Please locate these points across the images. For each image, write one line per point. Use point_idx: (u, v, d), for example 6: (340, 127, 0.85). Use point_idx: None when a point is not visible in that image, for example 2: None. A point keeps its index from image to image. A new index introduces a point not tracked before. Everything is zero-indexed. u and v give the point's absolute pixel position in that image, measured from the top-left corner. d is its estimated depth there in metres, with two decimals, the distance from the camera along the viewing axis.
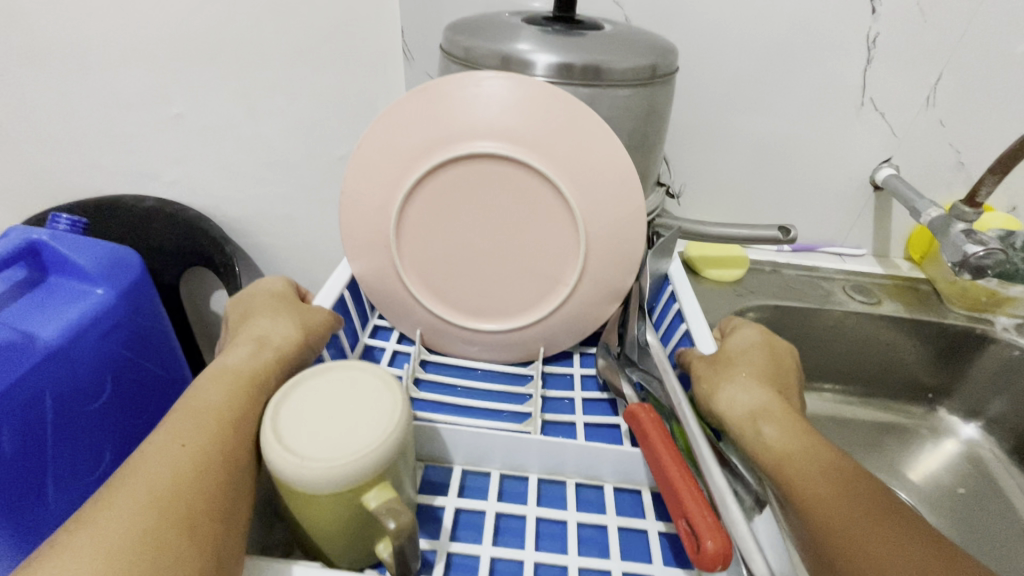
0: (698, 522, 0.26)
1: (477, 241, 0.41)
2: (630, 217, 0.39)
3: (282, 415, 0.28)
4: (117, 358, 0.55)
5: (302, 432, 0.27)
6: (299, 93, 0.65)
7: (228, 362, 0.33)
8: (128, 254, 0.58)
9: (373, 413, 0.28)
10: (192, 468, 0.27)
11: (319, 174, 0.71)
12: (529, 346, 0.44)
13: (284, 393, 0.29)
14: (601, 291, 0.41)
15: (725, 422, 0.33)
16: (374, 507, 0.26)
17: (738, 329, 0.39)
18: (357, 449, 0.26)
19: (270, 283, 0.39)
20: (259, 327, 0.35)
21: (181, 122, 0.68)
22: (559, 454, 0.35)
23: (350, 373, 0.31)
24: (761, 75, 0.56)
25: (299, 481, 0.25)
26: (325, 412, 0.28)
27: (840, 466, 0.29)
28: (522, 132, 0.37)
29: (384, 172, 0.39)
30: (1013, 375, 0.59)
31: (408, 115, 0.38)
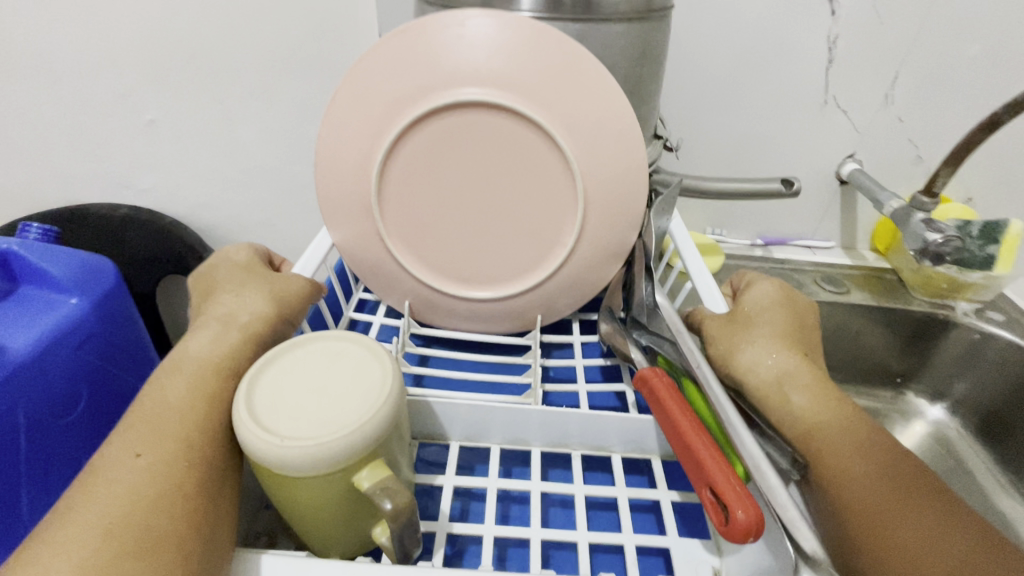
0: (729, 496, 0.24)
1: (467, 200, 0.37)
2: (631, 170, 0.36)
3: (257, 391, 0.25)
4: (93, 370, 0.50)
5: (279, 410, 0.24)
6: (277, 96, 0.61)
7: (189, 349, 0.28)
8: (102, 263, 0.53)
9: (359, 387, 0.25)
10: (168, 463, 0.23)
11: (303, 179, 0.68)
12: (526, 315, 0.41)
13: (261, 368, 0.26)
14: (602, 251, 0.38)
15: (745, 385, 0.30)
16: (366, 488, 0.24)
17: (754, 282, 0.36)
18: (341, 429, 0.23)
19: (234, 253, 0.35)
20: (225, 301, 0.31)
21: (154, 130, 0.64)
22: (563, 424, 0.32)
23: (334, 344, 0.28)
24: (730, 84, 0.56)
25: (280, 465, 0.23)
26: (308, 389, 0.25)
27: (867, 440, 0.27)
28: (513, 76, 0.34)
29: (362, 127, 0.35)
30: (976, 358, 0.60)
31: (387, 61, 0.34)
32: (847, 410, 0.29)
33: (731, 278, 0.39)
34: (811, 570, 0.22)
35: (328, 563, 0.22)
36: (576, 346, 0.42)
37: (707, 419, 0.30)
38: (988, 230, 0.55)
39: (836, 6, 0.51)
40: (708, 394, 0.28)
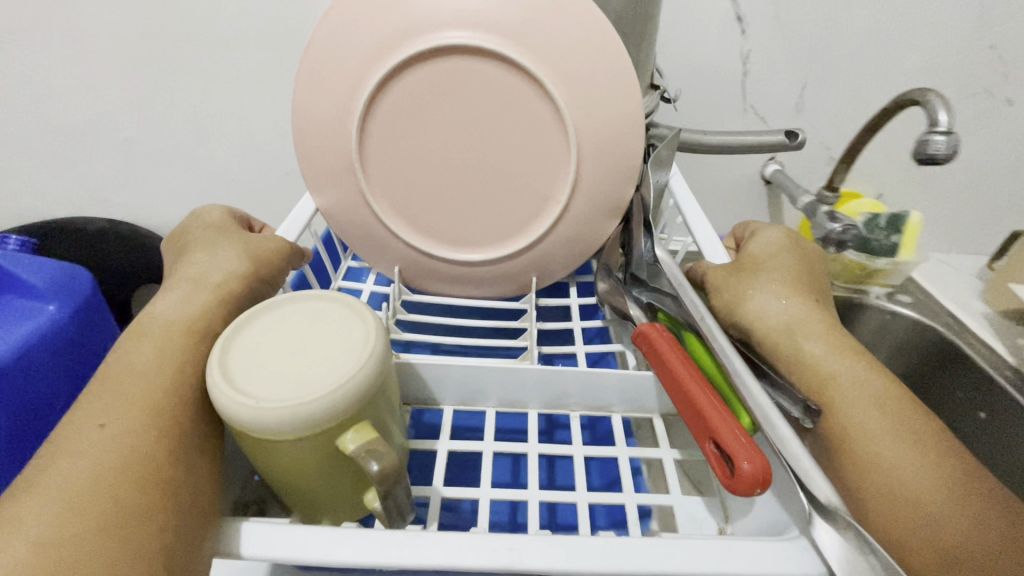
0: (735, 448, 0.23)
1: (455, 156, 0.35)
2: (628, 118, 0.34)
3: (233, 353, 0.24)
4: (77, 377, 0.49)
5: (256, 372, 0.23)
6: (250, 113, 0.59)
7: (157, 312, 0.27)
8: (81, 272, 0.51)
9: (341, 346, 0.24)
10: (140, 425, 0.22)
11: (269, 190, 0.66)
12: (520, 278, 0.40)
13: (239, 329, 0.25)
14: (600, 206, 0.37)
15: (752, 335, 0.29)
16: (352, 451, 0.22)
17: (759, 231, 0.35)
18: (324, 390, 0.22)
19: (207, 214, 0.33)
20: (197, 263, 0.30)
21: (132, 147, 0.62)
22: (560, 383, 0.31)
23: (313, 304, 0.26)
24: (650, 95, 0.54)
25: (259, 428, 0.21)
26: (290, 349, 0.24)
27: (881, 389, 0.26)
28: (499, 19, 0.31)
29: (341, 81, 0.33)
30: (885, 335, 0.65)
31: (364, 6, 0.32)
32: (861, 359, 0.27)
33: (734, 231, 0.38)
34: (823, 520, 0.21)
35: (311, 529, 0.21)
36: (573, 309, 0.40)
37: (709, 373, 0.28)
38: (894, 221, 0.58)
39: (745, 26, 0.51)
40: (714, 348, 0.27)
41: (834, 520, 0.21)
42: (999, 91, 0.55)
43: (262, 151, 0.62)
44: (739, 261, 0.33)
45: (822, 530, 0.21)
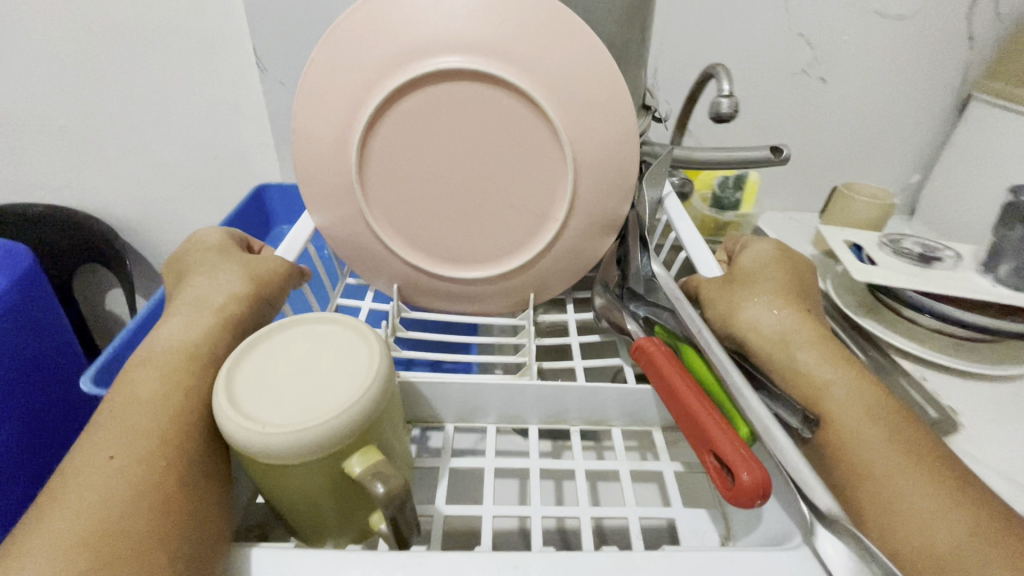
0: (735, 460, 0.23)
1: (453, 175, 0.36)
2: (622, 136, 0.35)
3: (238, 376, 0.24)
4: (15, 339, 0.54)
5: (262, 395, 0.23)
6: (170, 101, 0.68)
7: (160, 337, 0.27)
8: (22, 250, 0.56)
9: (345, 368, 0.24)
10: (148, 455, 0.22)
11: (198, 175, 0.76)
12: (518, 294, 0.40)
13: (244, 352, 0.25)
14: (596, 221, 0.38)
15: (749, 347, 0.30)
16: (358, 474, 0.23)
17: (749, 244, 0.35)
18: (330, 411, 0.22)
19: (205, 236, 0.33)
20: (199, 286, 0.30)
21: (66, 135, 0.71)
22: (558, 397, 0.32)
23: (316, 326, 0.27)
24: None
25: (266, 451, 0.22)
26: (295, 370, 0.24)
27: (876, 398, 0.27)
28: (495, 43, 0.32)
29: (338, 104, 0.34)
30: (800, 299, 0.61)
31: (358, 34, 0.33)
32: (856, 369, 0.28)
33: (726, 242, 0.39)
34: (826, 530, 0.22)
35: (319, 555, 0.21)
36: (571, 324, 0.41)
37: (708, 386, 0.29)
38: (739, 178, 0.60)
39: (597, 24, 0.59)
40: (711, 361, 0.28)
41: (836, 528, 0.21)
42: (813, 71, 0.62)
43: (192, 136, 0.72)
44: (732, 273, 0.33)
45: (825, 539, 0.22)
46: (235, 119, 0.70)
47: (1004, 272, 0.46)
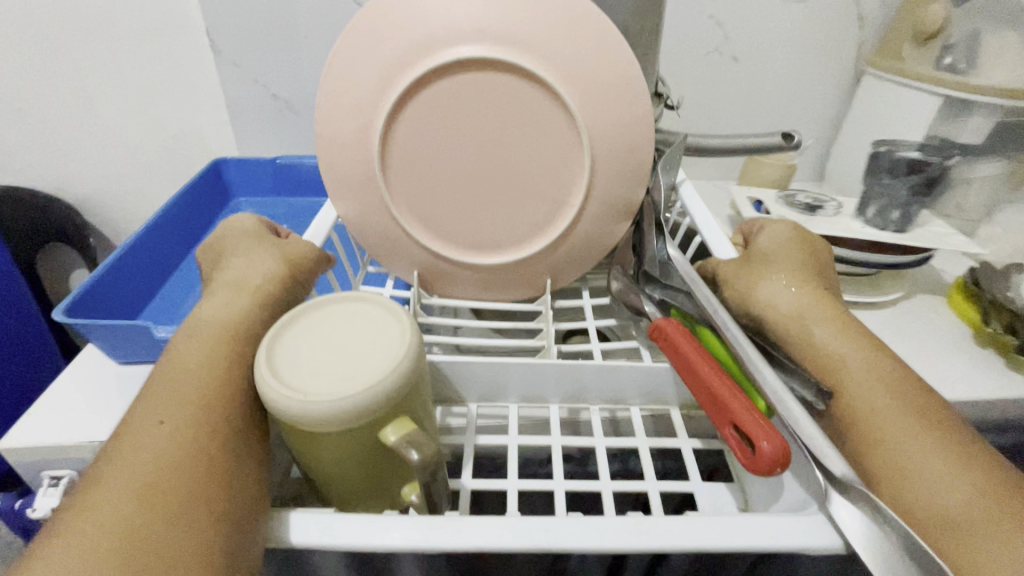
0: (752, 428, 0.24)
1: (471, 162, 0.37)
2: (638, 124, 0.36)
3: (278, 351, 0.25)
4: None
5: (299, 368, 0.24)
6: (126, 79, 0.67)
7: (202, 315, 0.28)
8: None
9: (377, 343, 0.25)
10: (193, 425, 0.23)
11: (157, 152, 0.73)
12: (536, 279, 0.41)
13: (280, 329, 0.26)
14: (614, 207, 0.38)
15: (765, 325, 0.30)
16: (393, 442, 0.24)
17: (766, 226, 0.36)
18: (365, 382, 0.23)
19: (238, 221, 0.34)
20: (235, 269, 0.31)
21: (20, 115, 0.68)
22: (579, 377, 0.32)
23: (349, 305, 0.28)
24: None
25: (305, 419, 0.23)
26: (329, 345, 0.25)
27: (893, 371, 0.27)
28: (514, 32, 0.33)
29: (361, 94, 0.34)
30: None
31: (382, 23, 0.33)
32: (872, 345, 0.28)
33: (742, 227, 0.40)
34: (839, 494, 0.22)
35: (359, 516, 0.22)
36: (587, 309, 0.42)
37: (726, 363, 0.30)
38: None
39: None
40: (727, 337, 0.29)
41: (850, 493, 0.22)
42: (723, 50, 0.64)
43: (147, 113, 0.70)
44: (748, 255, 0.34)
45: (839, 504, 0.22)
46: (193, 99, 0.69)
47: (870, 215, 0.50)
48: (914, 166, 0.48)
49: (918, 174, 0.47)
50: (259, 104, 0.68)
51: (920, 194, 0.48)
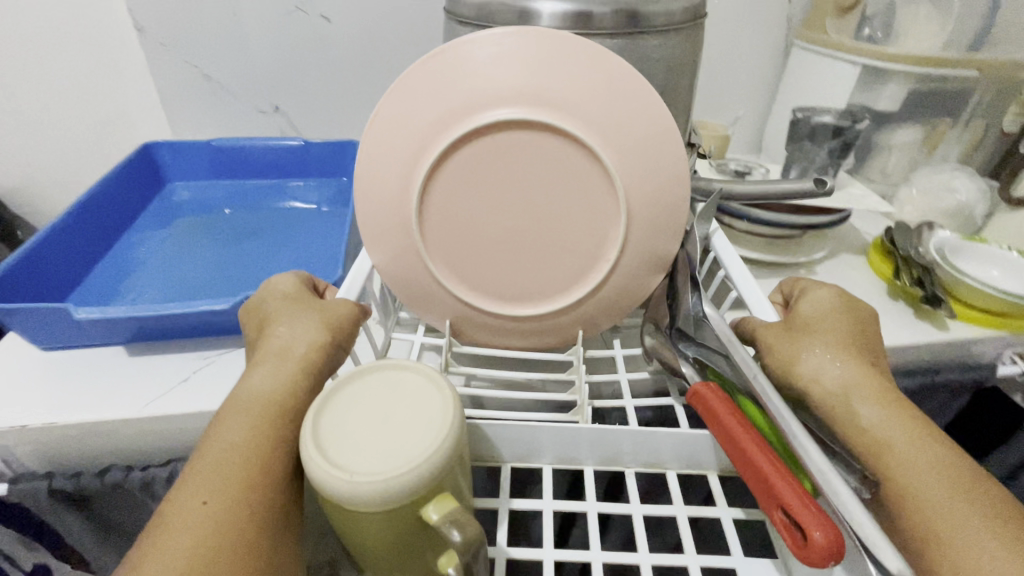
0: (798, 510, 0.24)
1: (507, 218, 0.37)
2: (674, 180, 0.36)
3: (326, 424, 0.26)
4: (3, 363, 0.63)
5: (346, 444, 0.25)
6: (44, 64, 0.73)
7: (254, 385, 0.31)
8: None
9: (421, 417, 0.26)
10: (232, 506, 0.26)
11: (86, 135, 0.80)
12: (567, 330, 0.41)
13: (325, 399, 0.27)
14: (648, 260, 0.38)
15: (809, 399, 0.30)
16: (435, 521, 0.24)
17: (809, 290, 0.36)
18: (410, 461, 0.23)
19: (281, 282, 0.37)
20: (280, 339, 0.33)
21: None
22: (615, 442, 0.32)
23: (392, 374, 0.28)
24: (291, 59, 0.74)
25: (354, 500, 0.23)
26: (374, 419, 0.25)
27: (946, 455, 0.27)
28: (553, 95, 0.33)
29: (402, 151, 0.35)
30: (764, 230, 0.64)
31: (422, 84, 0.34)
32: (920, 424, 0.28)
33: (781, 284, 0.39)
34: None
35: None
36: (619, 360, 0.41)
37: (769, 436, 0.29)
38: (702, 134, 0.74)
39: None
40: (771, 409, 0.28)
41: None
42: None
43: (80, 97, 0.76)
44: (788, 320, 0.34)
45: None
46: (116, 81, 0.75)
47: (794, 174, 0.65)
48: (835, 131, 0.62)
49: (839, 137, 0.62)
50: (193, 85, 0.76)
51: (837, 153, 0.63)
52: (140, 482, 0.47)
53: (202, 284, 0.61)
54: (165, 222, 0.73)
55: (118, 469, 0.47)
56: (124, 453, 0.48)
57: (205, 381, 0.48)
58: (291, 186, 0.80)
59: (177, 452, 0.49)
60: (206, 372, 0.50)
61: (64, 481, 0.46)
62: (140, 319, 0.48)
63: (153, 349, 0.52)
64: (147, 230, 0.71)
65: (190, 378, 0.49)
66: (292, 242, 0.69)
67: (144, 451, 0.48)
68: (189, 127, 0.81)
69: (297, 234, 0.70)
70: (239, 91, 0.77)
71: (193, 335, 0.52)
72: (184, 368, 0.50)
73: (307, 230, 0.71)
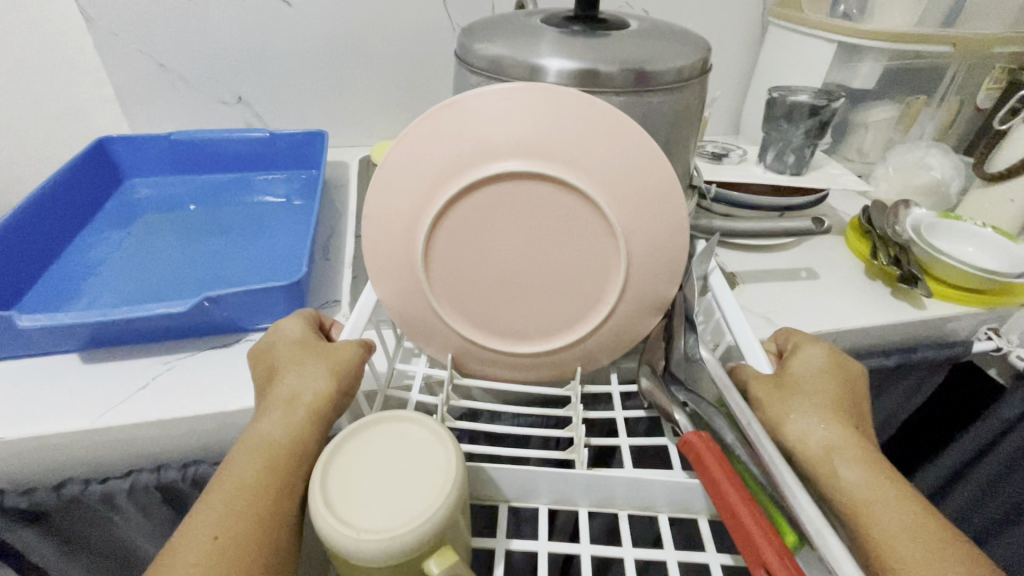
0: (778, 572, 0.26)
1: (511, 260, 0.38)
2: (672, 229, 0.38)
3: (333, 477, 0.26)
4: None
5: (353, 498, 0.25)
6: None
7: (257, 433, 0.32)
8: None
9: (425, 471, 0.27)
10: (236, 545, 0.27)
11: (35, 127, 0.78)
12: (566, 366, 0.42)
13: (331, 453, 0.27)
14: (644, 303, 0.40)
15: (796, 457, 0.33)
16: (436, 573, 0.24)
17: (803, 347, 0.39)
18: (416, 517, 0.24)
19: (289, 327, 0.39)
20: (287, 384, 0.34)
21: None
22: (609, 486, 0.34)
23: (398, 427, 0.29)
24: (249, 49, 0.77)
25: (361, 556, 0.24)
26: (380, 475, 0.26)
27: (922, 514, 0.29)
28: (560, 148, 0.35)
29: (410, 195, 0.36)
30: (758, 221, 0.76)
31: (428, 135, 0.35)
32: (895, 485, 0.30)
33: (776, 334, 0.44)
34: None
35: None
36: (615, 396, 0.42)
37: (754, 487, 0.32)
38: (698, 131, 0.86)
39: (453, 21, 0.80)
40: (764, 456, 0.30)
41: None
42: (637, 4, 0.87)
43: (29, 87, 0.74)
44: (780, 376, 0.37)
45: None
46: (67, 70, 0.75)
47: (771, 159, 0.73)
48: (811, 111, 0.70)
49: (816, 117, 0.70)
50: (149, 75, 0.77)
51: (812, 134, 0.71)
52: (100, 494, 0.48)
53: (169, 281, 0.60)
54: (124, 220, 0.71)
55: (76, 483, 0.48)
56: (84, 464, 0.48)
57: (165, 388, 0.48)
58: (257, 178, 0.81)
59: (138, 464, 0.50)
60: (166, 378, 0.49)
61: (16, 499, 0.47)
62: (96, 324, 0.48)
63: (110, 355, 0.51)
64: (104, 229, 0.68)
65: (151, 383, 0.48)
66: (261, 237, 0.68)
67: (106, 462, 0.49)
68: (148, 123, 0.82)
69: (267, 226, 0.71)
70: (198, 83, 0.79)
71: (161, 337, 0.52)
72: (145, 373, 0.49)
73: (277, 222, 0.72)
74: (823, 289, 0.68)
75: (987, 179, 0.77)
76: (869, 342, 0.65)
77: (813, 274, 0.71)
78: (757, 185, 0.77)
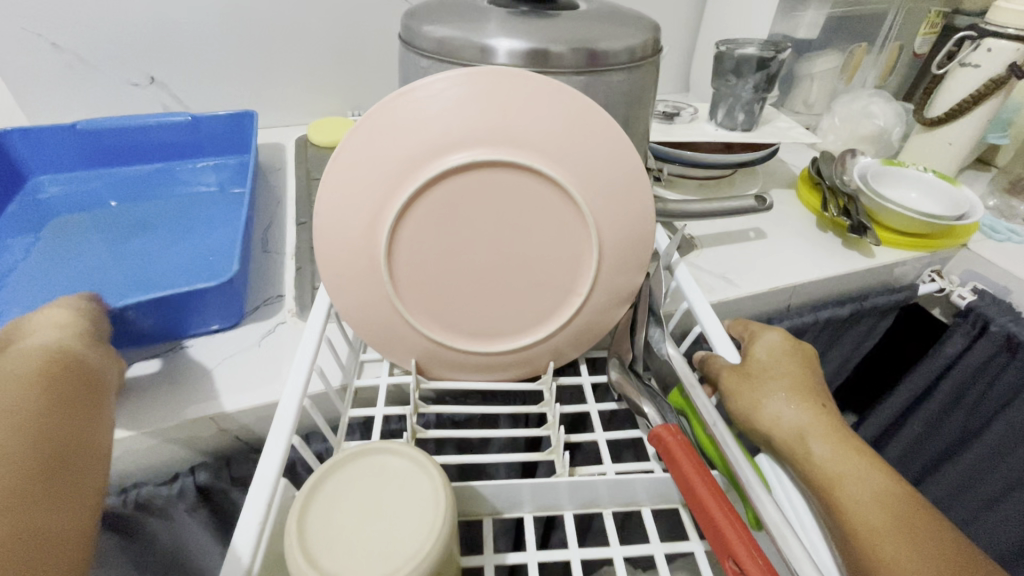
0: (747, 564, 0.26)
1: (477, 253, 0.36)
2: (639, 218, 0.36)
3: (310, 523, 0.25)
4: None
5: (338, 546, 0.24)
6: None
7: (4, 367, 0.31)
8: None
9: (414, 505, 0.25)
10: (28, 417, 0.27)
11: None
12: (536, 362, 0.40)
13: (303, 500, 0.25)
14: (613, 294, 0.38)
15: (772, 439, 0.34)
16: None
17: (763, 334, 0.40)
18: (410, 554, 0.23)
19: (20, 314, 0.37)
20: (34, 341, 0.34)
21: None
22: (591, 488, 0.33)
23: (378, 457, 0.28)
24: (154, 22, 0.69)
25: None
26: (364, 515, 0.25)
27: (889, 490, 0.31)
28: (524, 133, 0.32)
29: (364, 190, 0.33)
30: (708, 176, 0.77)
31: (379, 128, 0.32)
32: (864, 460, 0.32)
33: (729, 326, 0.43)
34: None
35: None
36: (587, 389, 0.41)
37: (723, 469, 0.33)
38: None
39: None
40: (727, 452, 0.31)
41: None
42: None
43: None
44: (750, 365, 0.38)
45: None
46: None
47: (722, 116, 0.73)
48: (759, 64, 0.68)
49: (763, 71, 0.68)
50: (40, 56, 0.68)
51: (760, 87, 0.69)
52: None
53: (85, 291, 0.54)
54: (35, 224, 0.63)
55: None
56: None
57: None
58: (183, 168, 0.75)
59: None
60: None
61: None
62: None
63: None
64: (10, 236, 0.61)
65: None
66: (189, 233, 0.63)
67: None
68: (49, 110, 0.73)
69: (198, 221, 0.65)
70: (102, 63, 0.71)
71: None
72: None
73: (209, 215, 0.66)
74: (784, 245, 0.68)
75: (925, 124, 0.78)
76: (824, 288, 0.66)
77: (761, 233, 0.70)
78: (707, 144, 0.76)
